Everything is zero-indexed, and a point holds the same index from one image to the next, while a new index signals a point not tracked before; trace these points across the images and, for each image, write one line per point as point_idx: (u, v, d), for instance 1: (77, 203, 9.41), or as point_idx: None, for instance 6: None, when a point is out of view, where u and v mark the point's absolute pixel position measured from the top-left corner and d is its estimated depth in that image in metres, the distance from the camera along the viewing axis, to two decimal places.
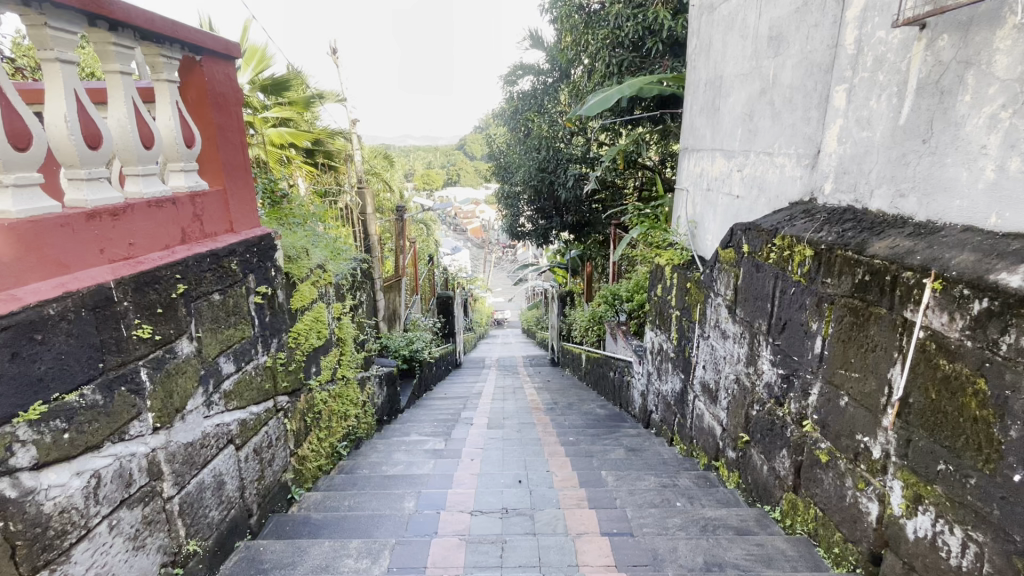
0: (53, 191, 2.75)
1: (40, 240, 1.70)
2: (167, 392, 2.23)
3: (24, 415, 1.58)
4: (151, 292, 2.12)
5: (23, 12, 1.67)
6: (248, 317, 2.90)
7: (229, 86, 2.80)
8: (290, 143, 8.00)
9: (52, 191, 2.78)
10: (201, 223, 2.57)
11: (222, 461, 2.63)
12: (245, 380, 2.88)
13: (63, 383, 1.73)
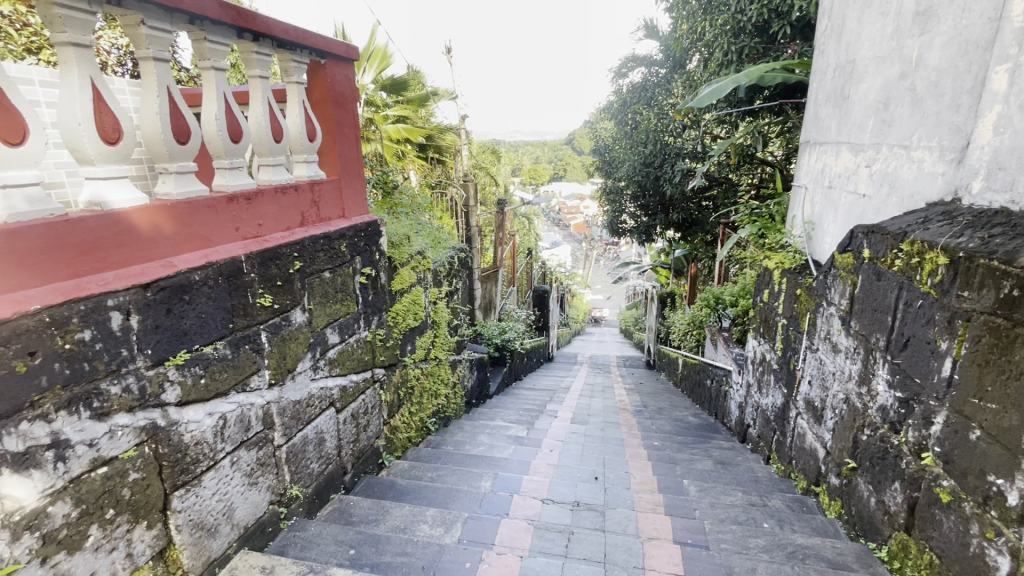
0: (203, 177, 3.26)
1: (191, 218, 2.06)
2: (282, 353, 2.57)
3: (173, 360, 1.94)
4: (273, 266, 2.45)
5: (189, 29, 2.03)
6: (353, 295, 3.22)
7: (349, 86, 3.11)
8: (406, 138, 8.60)
9: (206, 176, 3.33)
10: (318, 208, 2.90)
11: (324, 421, 2.97)
12: (348, 351, 3.21)
13: (204, 337, 2.08)
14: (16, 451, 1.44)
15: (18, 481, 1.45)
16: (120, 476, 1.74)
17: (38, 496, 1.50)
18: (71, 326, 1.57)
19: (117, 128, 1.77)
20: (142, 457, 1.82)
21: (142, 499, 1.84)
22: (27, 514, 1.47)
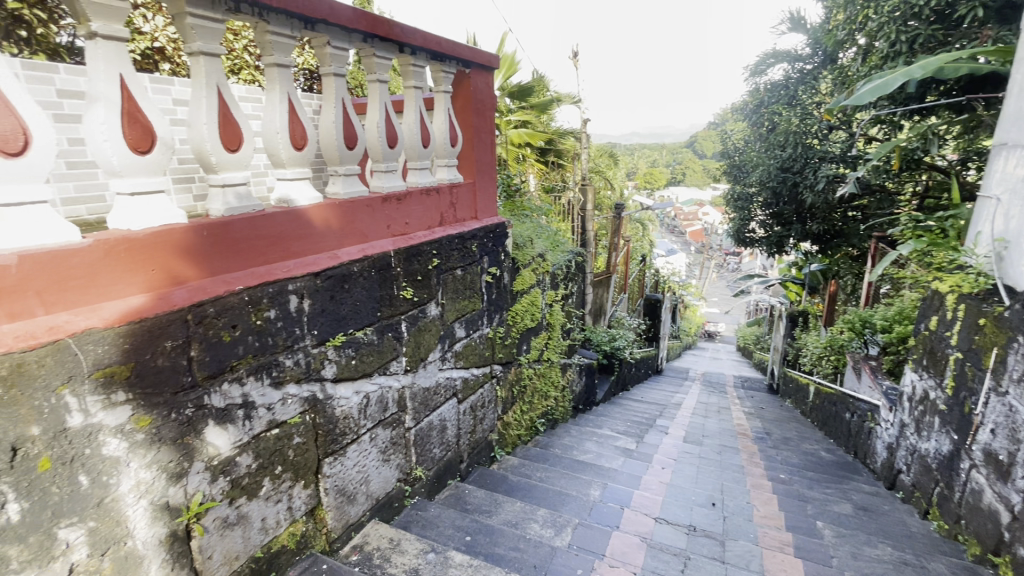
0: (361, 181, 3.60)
1: (354, 216, 2.30)
2: (417, 343, 2.77)
3: (332, 341, 2.18)
4: (415, 262, 2.65)
5: (362, 47, 2.31)
6: (479, 293, 3.37)
7: (489, 94, 3.26)
8: (527, 143, 8.80)
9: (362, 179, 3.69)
10: (455, 209, 3.08)
11: (447, 409, 3.15)
12: (471, 345, 3.37)
13: (357, 322, 2.31)
14: (218, 407, 1.72)
15: (218, 432, 1.73)
16: (287, 438, 2.00)
17: (230, 446, 1.78)
18: (262, 305, 1.83)
19: (304, 135, 2.05)
20: (304, 424, 2.07)
21: (302, 461, 2.09)
22: (221, 461, 1.75)
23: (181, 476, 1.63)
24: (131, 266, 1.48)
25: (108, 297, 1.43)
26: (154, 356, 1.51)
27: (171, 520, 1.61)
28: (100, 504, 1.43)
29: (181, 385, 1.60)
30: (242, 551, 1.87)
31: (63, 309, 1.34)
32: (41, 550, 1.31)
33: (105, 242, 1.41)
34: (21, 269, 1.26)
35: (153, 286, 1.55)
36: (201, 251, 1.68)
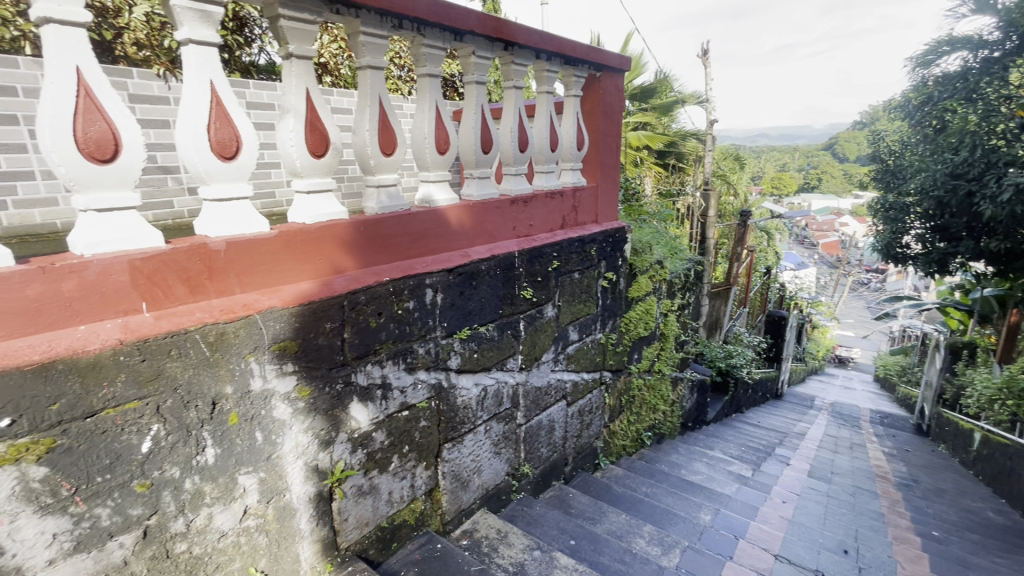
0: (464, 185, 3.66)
1: (484, 216, 2.41)
2: (533, 342, 2.82)
3: (458, 334, 2.31)
4: (536, 263, 2.70)
5: (502, 54, 2.42)
6: (595, 297, 3.34)
7: (618, 96, 3.22)
8: (645, 145, 8.56)
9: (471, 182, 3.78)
10: (576, 212, 3.09)
11: (556, 410, 3.16)
12: (583, 349, 3.35)
13: (481, 318, 2.42)
14: (361, 385, 1.91)
15: (361, 408, 1.92)
16: (415, 421, 2.16)
17: (368, 421, 1.96)
18: (403, 296, 2.00)
19: (447, 140, 2.20)
20: (429, 409, 2.22)
21: (425, 444, 2.24)
22: (361, 434, 1.94)
23: (329, 443, 1.83)
24: (304, 256, 1.71)
25: (286, 281, 1.67)
26: (316, 336, 1.72)
27: (319, 481, 1.83)
28: (268, 459, 1.67)
29: (334, 362, 1.80)
30: (372, 519, 2.05)
31: (254, 289, 1.59)
32: (226, 491, 1.57)
33: (286, 233, 1.64)
34: (227, 253, 1.51)
35: (320, 274, 1.76)
36: (358, 244, 1.88)
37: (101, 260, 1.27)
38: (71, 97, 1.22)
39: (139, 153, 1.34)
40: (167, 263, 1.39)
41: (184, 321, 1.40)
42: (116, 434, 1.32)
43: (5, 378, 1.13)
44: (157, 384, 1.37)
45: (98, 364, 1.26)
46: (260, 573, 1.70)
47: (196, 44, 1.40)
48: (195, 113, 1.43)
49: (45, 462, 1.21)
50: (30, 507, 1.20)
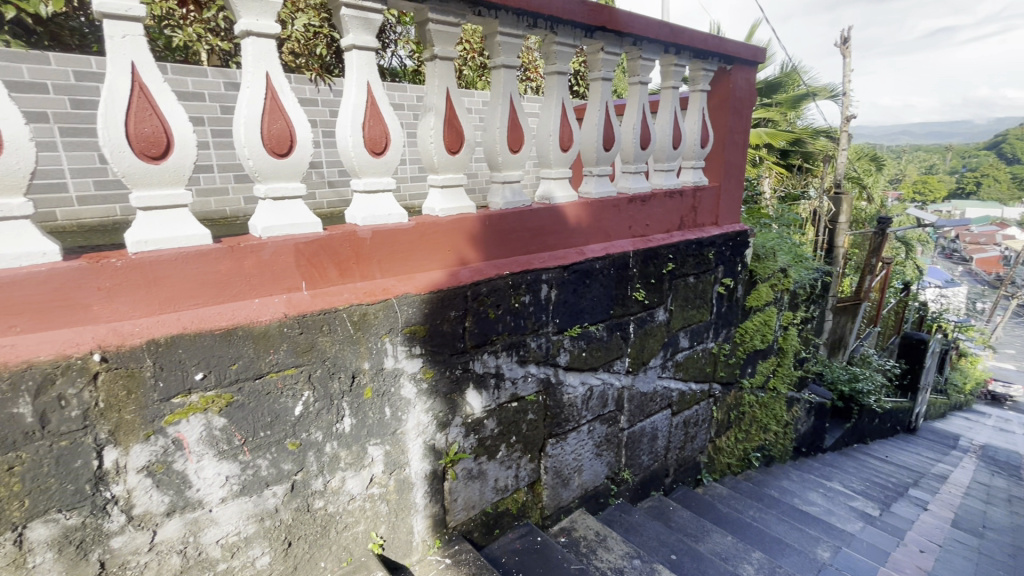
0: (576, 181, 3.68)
1: (602, 214, 2.39)
2: (641, 346, 2.74)
3: (569, 331, 2.31)
4: (651, 265, 2.62)
5: (630, 49, 2.39)
6: (709, 304, 3.16)
7: (749, 91, 3.01)
8: (766, 143, 7.95)
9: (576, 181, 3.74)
10: (695, 213, 2.94)
11: (660, 418, 3.04)
12: (693, 358, 3.18)
13: (592, 317, 2.40)
14: (477, 373, 1.98)
15: (475, 395, 2.00)
16: (523, 413, 2.20)
17: (481, 408, 2.03)
18: (521, 290, 2.04)
19: (571, 137, 2.22)
20: (537, 403, 2.25)
21: (531, 436, 2.27)
22: (474, 420, 2.02)
23: (445, 425, 1.93)
24: (436, 246, 1.81)
25: (419, 269, 1.78)
26: (442, 322, 1.82)
27: (434, 459, 1.93)
28: (394, 433, 1.80)
29: (455, 349, 1.89)
30: (478, 503, 2.13)
31: (392, 275, 1.72)
32: (358, 458, 1.72)
33: (420, 225, 1.75)
34: (372, 241, 1.65)
35: (447, 264, 1.86)
36: (482, 237, 1.95)
37: (276, 242, 1.46)
38: (261, 99, 1.43)
39: (308, 148, 1.53)
40: (324, 247, 1.55)
41: (335, 300, 1.56)
42: (276, 396, 1.50)
43: (201, 339, 1.34)
44: (311, 355, 1.54)
45: (268, 333, 1.44)
46: (379, 538, 1.85)
47: (359, 50, 1.59)
48: (354, 112, 1.61)
49: (224, 413, 1.42)
50: (211, 450, 1.42)
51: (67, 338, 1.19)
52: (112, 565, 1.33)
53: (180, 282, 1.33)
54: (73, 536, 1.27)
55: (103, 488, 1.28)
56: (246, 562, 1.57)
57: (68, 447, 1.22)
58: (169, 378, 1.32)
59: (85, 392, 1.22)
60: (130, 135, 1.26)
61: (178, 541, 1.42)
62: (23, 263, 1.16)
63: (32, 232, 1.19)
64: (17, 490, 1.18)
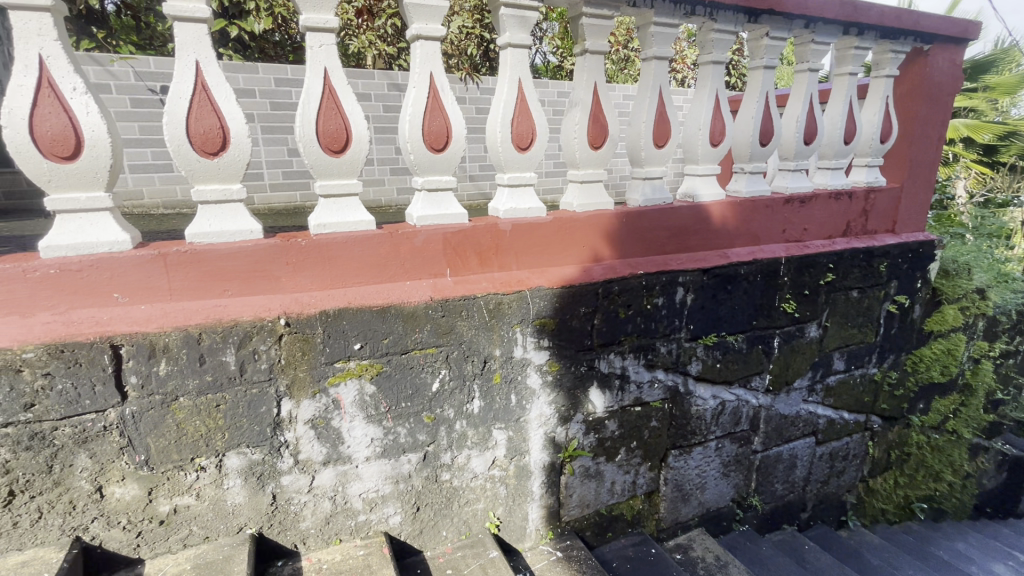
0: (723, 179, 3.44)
1: (751, 215, 2.19)
2: (786, 364, 2.46)
3: (704, 339, 2.16)
4: (806, 274, 2.34)
5: (801, 33, 2.17)
6: (875, 324, 2.73)
7: (954, 74, 2.51)
8: (963, 137, 6.64)
9: (724, 180, 3.46)
10: (866, 218, 2.55)
11: (801, 446, 2.70)
12: (848, 383, 2.78)
13: (730, 326, 2.22)
14: (603, 372, 1.96)
15: (599, 394, 1.98)
16: (646, 419, 2.11)
17: (603, 408, 2.00)
18: (654, 291, 1.96)
19: (723, 131, 2.11)
20: (662, 410, 2.15)
21: (653, 445, 2.18)
22: (595, 419, 2.00)
23: (567, 420, 1.94)
24: (571, 241, 1.82)
25: (553, 263, 1.80)
26: (572, 317, 1.82)
27: (553, 452, 1.96)
28: (518, 420, 1.85)
29: (583, 345, 1.88)
30: (593, 502, 2.11)
31: (527, 267, 1.76)
32: (483, 439, 1.82)
33: (558, 219, 1.77)
34: (511, 234, 1.71)
35: (582, 260, 1.85)
36: (618, 235, 1.91)
37: (427, 230, 1.58)
38: (425, 98, 1.56)
39: (461, 144, 1.64)
40: (468, 237, 1.64)
41: (474, 288, 1.65)
42: (418, 371, 1.63)
43: (361, 313, 1.51)
44: (449, 337, 1.65)
45: (415, 314, 1.57)
46: (496, 518, 1.94)
47: (513, 47, 1.67)
48: (505, 108, 1.69)
49: (374, 381, 1.59)
50: (361, 414, 1.60)
51: (262, 303, 1.42)
52: (281, 499, 1.58)
53: (347, 262, 1.51)
54: (256, 469, 1.52)
55: (279, 432, 1.51)
56: (382, 518, 1.74)
57: (256, 394, 1.46)
58: (334, 345, 1.50)
59: (272, 349, 1.44)
60: (319, 131, 1.46)
61: (330, 488, 1.63)
62: (233, 239, 1.41)
63: (241, 213, 1.43)
64: (221, 422, 1.45)
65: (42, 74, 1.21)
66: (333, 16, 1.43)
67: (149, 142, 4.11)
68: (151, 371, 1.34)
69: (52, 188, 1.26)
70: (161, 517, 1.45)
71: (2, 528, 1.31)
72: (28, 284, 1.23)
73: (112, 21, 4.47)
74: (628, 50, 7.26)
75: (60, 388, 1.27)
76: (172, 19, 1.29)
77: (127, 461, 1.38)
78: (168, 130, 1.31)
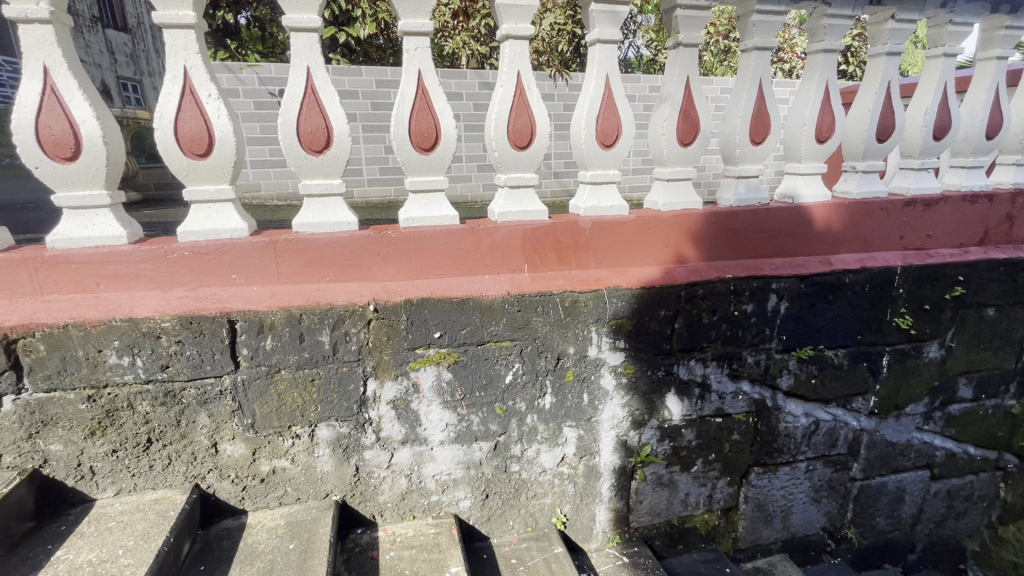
0: (831, 179, 3.15)
1: (862, 219, 1.98)
2: (896, 386, 2.20)
3: (797, 352, 1.99)
4: (927, 287, 2.07)
5: (935, 14, 1.93)
6: (1015, 348, 2.34)
7: None
8: None
9: (831, 179, 3.16)
10: (1011, 225, 2.20)
11: (912, 479, 2.39)
12: (976, 414, 2.42)
13: (830, 340, 2.03)
14: (681, 379, 1.88)
15: (676, 401, 1.90)
16: (727, 431, 2.00)
17: (680, 416, 1.93)
18: (743, 297, 1.84)
19: (832, 126, 1.93)
20: (746, 424, 2.02)
21: (733, 459, 2.06)
22: (671, 426, 1.93)
23: (640, 425, 1.90)
24: (654, 241, 1.76)
25: (634, 264, 1.76)
26: (650, 320, 1.77)
27: (624, 456, 1.92)
28: (589, 420, 1.84)
29: (661, 349, 1.82)
30: (664, 512, 2.04)
31: (607, 267, 1.74)
32: (553, 435, 1.83)
33: (641, 218, 1.72)
34: (591, 232, 1.69)
35: (664, 261, 1.79)
36: (706, 236, 1.82)
37: (508, 226, 1.62)
38: (511, 97, 1.60)
39: (545, 141, 1.65)
40: (548, 234, 1.65)
41: (552, 285, 1.66)
42: (492, 363, 1.68)
43: (442, 304, 1.58)
44: (524, 332, 1.67)
45: (492, 307, 1.62)
46: (563, 515, 1.95)
47: (602, 43, 1.65)
48: (591, 106, 1.68)
49: (451, 369, 1.66)
50: (438, 399, 1.68)
51: (354, 290, 1.54)
52: (363, 471, 1.70)
53: (431, 254, 1.59)
54: (342, 441, 1.65)
55: (364, 409, 1.63)
56: (452, 501, 1.82)
57: (346, 372, 1.58)
58: (416, 332, 1.59)
59: (361, 332, 1.55)
60: (411, 131, 1.54)
61: (407, 466, 1.73)
62: (332, 230, 1.54)
63: (340, 206, 1.56)
64: (315, 396, 1.59)
65: (186, 83, 1.40)
66: (428, 20, 1.51)
67: (268, 141, 4.59)
68: (260, 345, 1.50)
69: (189, 181, 1.46)
70: (262, 475, 1.63)
71: (141, 470, 1.54)
72: (168, 263, 1.43)
73: (243, 33, 5.03)
74: (729, 40, 6.87)
75: (188, 354, 1.46)
76: (290, 30, 1.44)
77: (238, 423, 1.56)
78: (282, 131, 1.46)
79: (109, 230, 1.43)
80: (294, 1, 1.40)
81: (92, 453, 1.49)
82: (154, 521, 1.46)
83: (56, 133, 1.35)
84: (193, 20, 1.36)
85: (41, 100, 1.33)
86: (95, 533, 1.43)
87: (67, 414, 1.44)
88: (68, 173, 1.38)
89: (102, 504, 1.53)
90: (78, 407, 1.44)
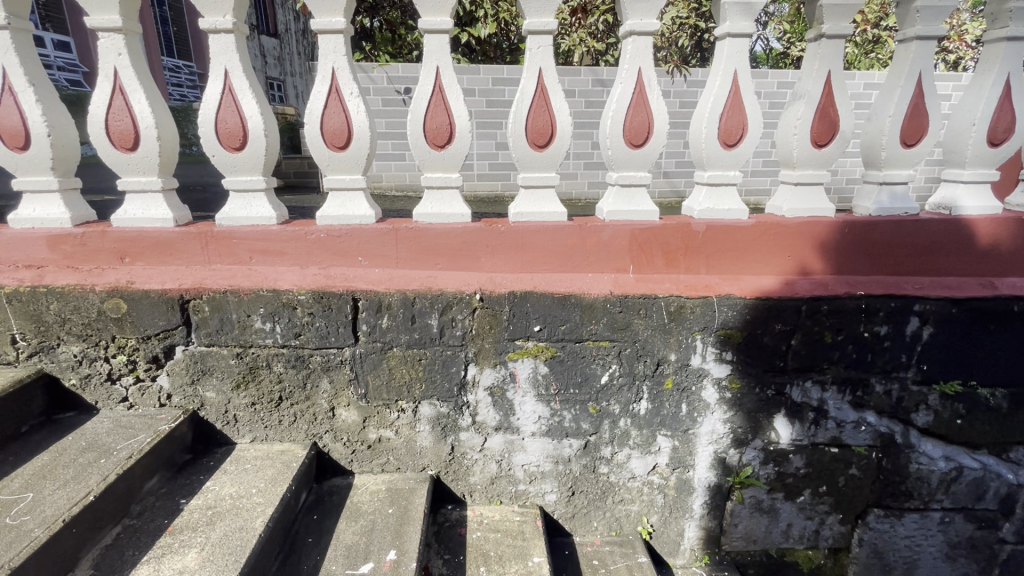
0: (1003, 189, 2.69)
1: None
2: None
3: (941, 386, 1.74)
4: None
5: None
6: None
7: None
8: None
9: (1002, 191, 2.69)
10: None
11: None
12: None
13: (985, 376, 1.74)
14: (794, 401, 1.73)
15: (786, 424, 1.76)
16: (843, 464, 1.81)
17: (789, 441, 1.77)
18: (876, 318, 1.65)
19: (1009, 128, 1.66)
20: (869, 459, 1.80)
21: (849, 496, 1.85)
22: (777, 449, 1.78)
23: (742, 444, 1.79)
24: (774, 249, 1.64)
25: (748, 271, 1.65)
26: (763, 333, 1.65)
27: (722, 474, 1.82)
28: (685, 432, 1.77)
29: (773, 366, 1.69)
30: (761, 540, 1.91)
31: (718, 273, 1.65)
32: (646, 442, 1.78)
33: (761, 225, 1.61)
34: (704, 236, 1.62)
35: (784, 272, 1.66)
36: (836, 247, 1.66)
37: (616, 225, 1.61)
38: (630, 93, 1.57)
39: (662, 139, 1.60)
40: (657, 235, 1.61)
41: (657, 288, 1.61)
42: (589, 362, 1.68)
43: (544, 298, 1.60)
44: (624, 333, 1.65)
45: (593, 305, 1.61)
46: (650, 525, 1.89)
47: (732, 37, 1.56)
48: (714, 102, 1.60)
49: (548, 364, 1.68)
50: (533, 391, 1.71)
51: (463, 279, 1.62)
52: (458, 451, 1.79)
53: (537, 249, 1.62)
54: (441, 420, 1.75)
55: (463, 392, 1.72)
56: (539, 492, 1.85)
57: (450, 356, 1.67)
58: (517, 324, 1.63)
59: (467, 319, 1.63)
60: (529, 126, 1.58)
61: (498, 452, 1.79)
62: (448, 221, 1.63)
63: (456, 199, 1.65)
64: (420, 375, 1.70)
65: (333, 82, 1.56)
66: (554, 19, 1.53)
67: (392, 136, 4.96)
68: (377, 323, 1.64)
69: (330, 170, 1.63)
70: (369, 442, 1.78)
71: (273, 423, 1.76)
72: (306, 243, 1.61)
73: (376, 36, 5.48)
74: (879, 29, 6.12)
75: (317, 325, 1.64)
76: (424, 33, 1.54)
77: (353, 393, 1.72)
78: (412, 126, 1.58)
79: (262, 212, 1.64)
80: (430, 5, 1.50)
81: (235, 403, 1.73)
82: (281, 469, 1.67)
83: (230, 125, 1.57)
84: (343, 25, 1.51)
85: (221, 97, 1.56)
86: (235, 472, 1.66)
87: (219, 366, 1.68)
88: (236, 160, 1.61)
89: (240, 448, 1.77)
90: (229, 362, 1.68)
